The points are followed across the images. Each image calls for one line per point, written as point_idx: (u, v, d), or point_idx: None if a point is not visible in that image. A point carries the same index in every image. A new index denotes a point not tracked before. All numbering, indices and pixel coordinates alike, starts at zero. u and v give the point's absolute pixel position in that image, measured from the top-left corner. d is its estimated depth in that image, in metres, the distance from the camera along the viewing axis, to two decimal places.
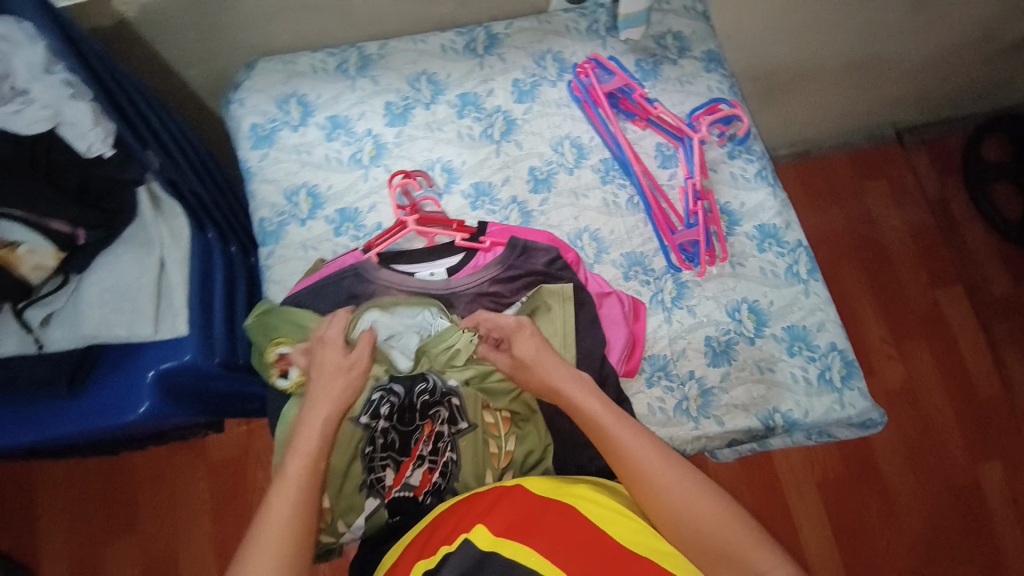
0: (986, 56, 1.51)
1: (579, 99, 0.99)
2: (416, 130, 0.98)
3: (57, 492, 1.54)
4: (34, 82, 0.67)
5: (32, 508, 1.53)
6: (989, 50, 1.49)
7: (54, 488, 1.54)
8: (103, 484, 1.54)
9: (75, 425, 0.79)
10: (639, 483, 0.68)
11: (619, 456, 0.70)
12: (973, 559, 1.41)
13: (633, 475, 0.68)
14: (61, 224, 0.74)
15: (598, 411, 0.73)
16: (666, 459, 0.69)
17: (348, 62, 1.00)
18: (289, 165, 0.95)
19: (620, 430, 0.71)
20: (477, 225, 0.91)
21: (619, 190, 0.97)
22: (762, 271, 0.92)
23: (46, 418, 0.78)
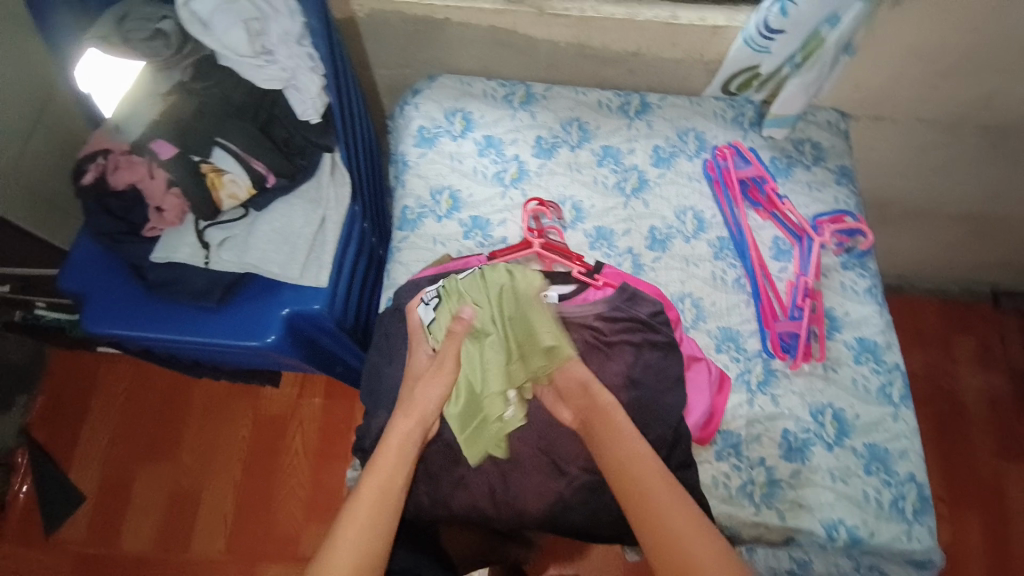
0: None
1: (710, 178, 1.06)
2: (557, 167, 1.08)
3: (118, 401, 1.67)
4: (282, 46, 0.80)
5: (92, 409, 1.66)
6: None
7: (116, 396, 1.67)
8: (161, 408, 1.66)
9: (205, 336, 0.86)
10: (660, 524, 0.68)
11: (646, 491, 0.71)
12: None
13: (653, 513, 0.69)
14: (260, 166, 0.85)
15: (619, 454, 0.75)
16: (686, 507, 0.70)
17: (515, 95, 1.12)
18: (441, 168, 1.06)
19: (649, 469, 0.73)
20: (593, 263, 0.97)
21: (728, 268, 1.01)
22: (853, 383, 0.94)
23: (184, 323, 0.86)
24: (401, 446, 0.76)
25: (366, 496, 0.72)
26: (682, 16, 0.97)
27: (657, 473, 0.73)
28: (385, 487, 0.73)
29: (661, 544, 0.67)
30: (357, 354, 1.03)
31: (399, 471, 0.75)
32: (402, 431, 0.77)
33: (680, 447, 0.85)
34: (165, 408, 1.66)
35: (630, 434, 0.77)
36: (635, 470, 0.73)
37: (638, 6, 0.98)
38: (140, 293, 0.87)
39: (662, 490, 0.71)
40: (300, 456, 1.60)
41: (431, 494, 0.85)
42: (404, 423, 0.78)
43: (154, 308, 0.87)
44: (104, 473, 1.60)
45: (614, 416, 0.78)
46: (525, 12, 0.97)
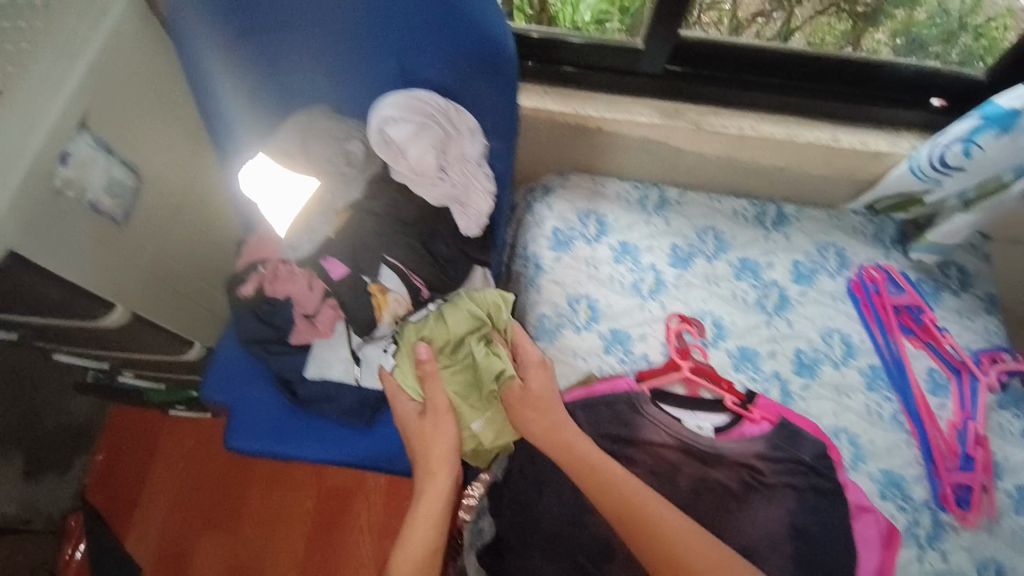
0: None
1: (856, 299, 1.02)
2: (695, 279, 1.04)
3: (175, 462, 1.58)
4: (459, 166, 0.78)
5: (147, 469, 1.57)
6: None
7: (174, 456, 1.58)
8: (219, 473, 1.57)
9: (347, 458, 0.82)
10: (673, 544, 0.68)
11: (642, 507, 0.70)
12: None
13: (665, 532, 0.68)
14: (420, 282, 0.80)
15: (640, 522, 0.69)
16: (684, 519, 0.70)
17: (649, 199, 1.09)
18: (577, 274, 1.02)
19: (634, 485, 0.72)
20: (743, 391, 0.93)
21: (883, 400, 0.96)
22: (1015, 536, 0.89)
23: (327, 441, 0.82)
24: (431, 525, 0.72)
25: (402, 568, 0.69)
26: (845, 140, 0.94)
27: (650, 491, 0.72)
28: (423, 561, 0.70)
29: (673, 570, 0.66)
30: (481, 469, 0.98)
31: (430, 543, 0.71)
32: (431, 498, 0.73)
33: None
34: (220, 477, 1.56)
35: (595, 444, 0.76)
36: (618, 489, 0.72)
37: (799, 126, 0.95)
38: (285, 406, 0.84)
39: (659, 508, 0.70)
40: (362, 533, 1.52)
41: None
42: (432, 486, 0.74)
43: (298, 425, 0.83)
44: (159, 542, 1.52)
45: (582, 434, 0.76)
46: (684, 127, 0.94)
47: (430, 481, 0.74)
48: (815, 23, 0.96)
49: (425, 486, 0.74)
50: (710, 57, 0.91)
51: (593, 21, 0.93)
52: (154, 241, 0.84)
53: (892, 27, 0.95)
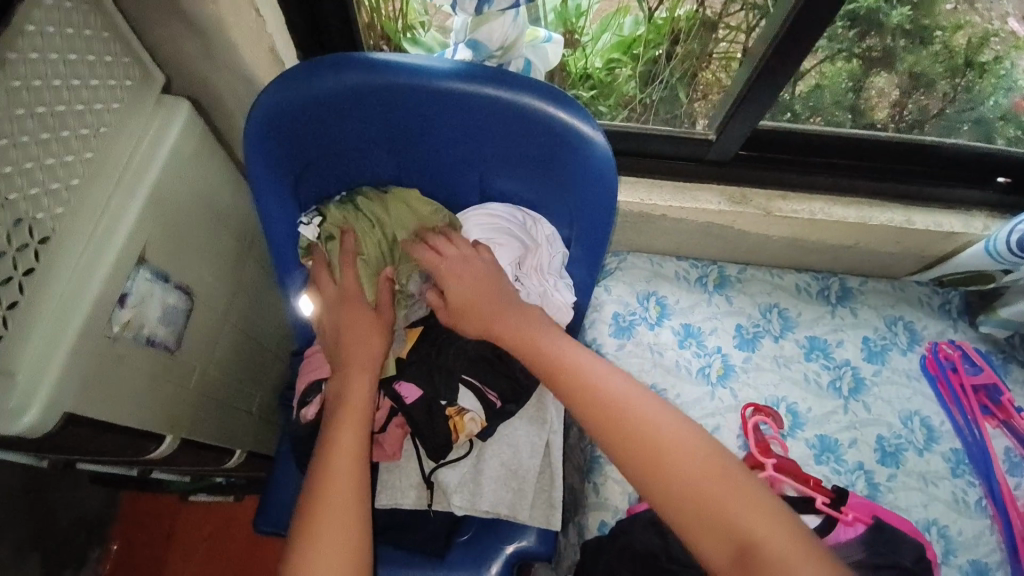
0: None
1: (931, 376, 0.99)
2: (763, 361, 1.00)
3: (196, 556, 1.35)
4: (537, 275, 0.75)
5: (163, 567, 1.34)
6: None
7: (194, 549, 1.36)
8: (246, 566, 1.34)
9: None
10: (719, 502, 0.57)
11: (679, 474, 0.59)
12: None
13: (708, 496, 0.58)
14: (494, 395, 0.74)
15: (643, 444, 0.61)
16: (725, 469, 0.59)
17: (708, 277, 1.06)
18: (643, 362, 0.97)
19: (664, 440, 0.61)
20: (834, 489, 0.86)
21: (968, 487, 0.92)
22: None
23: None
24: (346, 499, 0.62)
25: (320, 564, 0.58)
26: (917, 221, 0.93)
27: (683, 437, 0.61)
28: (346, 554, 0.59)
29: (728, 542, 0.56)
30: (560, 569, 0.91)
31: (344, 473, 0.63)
32: (345, 469, 0.63)
33: None
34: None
35: (616, 384, 0.65)
36: (647, 438, 0.61)
37: (868, 208, 0.94)
38: None
39: (690, 458, 0.60)
40: None
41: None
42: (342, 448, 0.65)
43: None
44: None
45: (592, 387, 0.65)
46: (754, 213, 0.93)
47: (337, 409, 0.67)
48: (823, 66, 0.89)
49: (336, 415, 0.67)
50: (775, 141, 0.91)
51: (604, 68, 0.91)
52: (204, 361, 0.79)
53: (898, 69, 0.91)
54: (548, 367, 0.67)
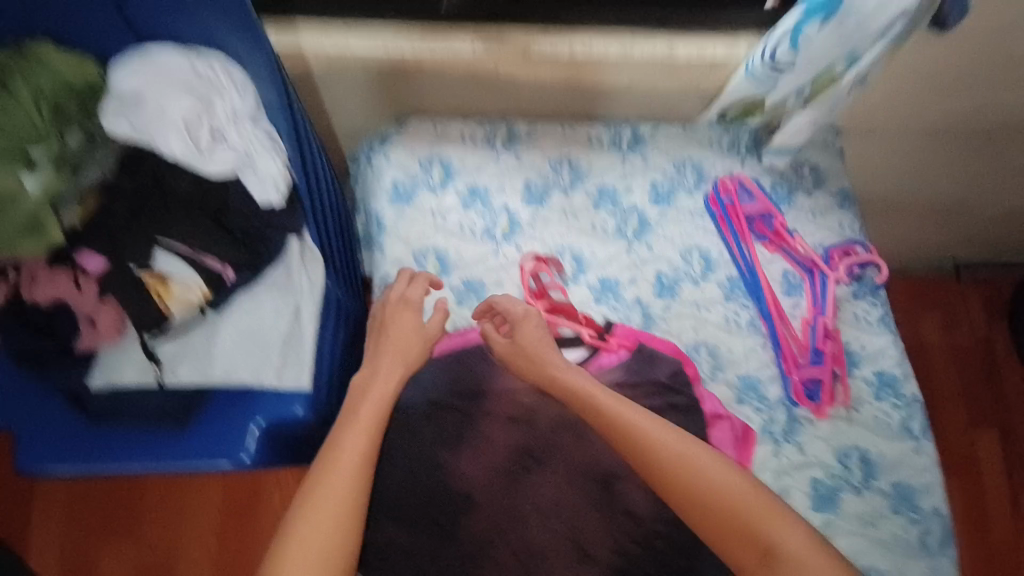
0: None
1: (713, 213, 1.01)
2: (551, 215, 0.99)
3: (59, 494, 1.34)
4: (231, 126, 0.70)
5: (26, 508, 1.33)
6: None
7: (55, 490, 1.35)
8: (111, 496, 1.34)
9: (168, 464, 0.75)
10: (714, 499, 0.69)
11: (679, 479, 0.71)
12: None
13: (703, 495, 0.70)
14: (212, 260, 0.74)
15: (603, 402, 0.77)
16: (754, 486, 0.70)
17: (497, 135, 1.02)
18: (424, 227, 0.96)
19: (712, 463, 0.72)
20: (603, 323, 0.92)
21: (740, 309, 0.97)
22: (876, 422, 0.91)
23: (141, 452, 0.75)
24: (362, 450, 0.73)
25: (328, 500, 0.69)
26: (682, 50, 0.90)
27: (711, 463, 0.72)
28: (350, 498, 0.70)
29: (748, 537, 0.67)
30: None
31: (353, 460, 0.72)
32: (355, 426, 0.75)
33: None
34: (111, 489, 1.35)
35: (616, 405, 0.77)
36: (652, 449, 0.73)
37: (634, 40, 0.89)
38: (82, 423, 0.76)
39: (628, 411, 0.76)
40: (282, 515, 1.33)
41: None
42: (362, 406, 0.76)
43: (102, 439, 0.75)
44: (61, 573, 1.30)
45: (599, 404, 0.77)
46: (510, 52, 0.89)
47: (364, 397, 0.78)
48: None
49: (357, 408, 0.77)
50: None
51: None
52: None
53: None
54: (539, 370, 0.82)
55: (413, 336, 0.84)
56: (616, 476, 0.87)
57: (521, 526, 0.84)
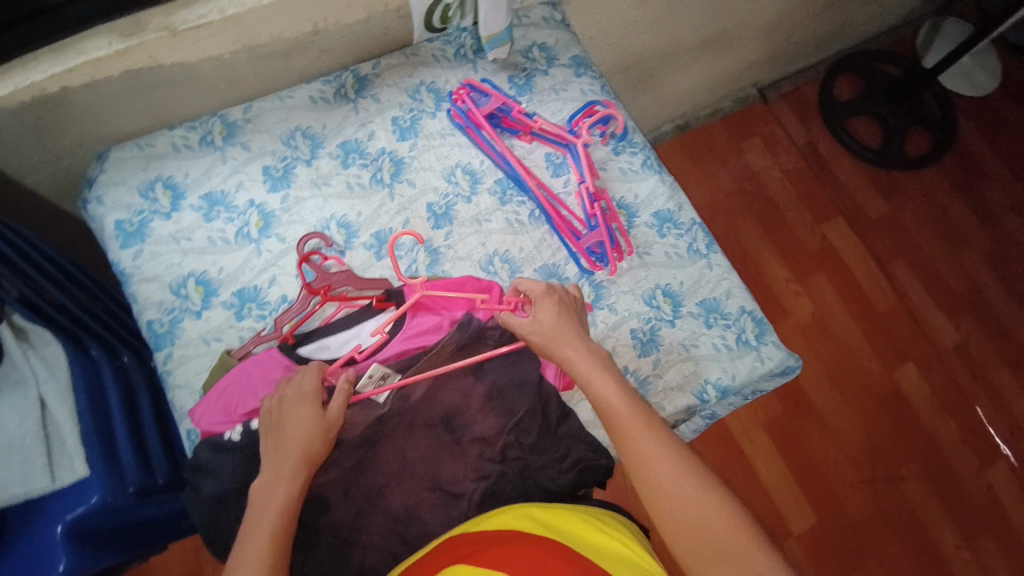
0: (821, 22, 1.86)
1: (460, 126, 1.00)
2: (302, 191, 0.94)
3: None
4: None
5: None
6: (828, 19, 1.87)
7: None
8: None
9: None
10: (708, 546, 0.64)
11: (679, 520, 0.66)
12: (906, 436, 1.78)
13: (703, 541, 0.64)
14: None
15: (611, 397, 0.75)
16: (737, 519, 0.65)
17: (212, 132, 0.94)
18: (170, 256, 0.89)
19: (707, 498, 0.67)
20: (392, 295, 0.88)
21: (518, 207, 0.98)
22: (667, 256, 0.98)
23: None
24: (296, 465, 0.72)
25: (269, 516, 0.68)
26: None
27: (704, 493, 0.67)
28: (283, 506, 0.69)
29: (720, 558, 0.64)
30: (175, 500, 0.90)
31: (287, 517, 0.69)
32: (290, 450, 0.73)
33: (552, 404, 0.87)
34: None
35: (644, 429, 0.72)
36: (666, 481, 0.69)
37: None
38: None
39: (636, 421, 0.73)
40: None
41: None
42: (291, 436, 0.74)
43: None
44: None
45: (631, 428, 0.72)
46: (156, 37, 0.81)
47: (271, 474, 0.71)
48: None
49: (268, 481, 0.71)
50: None
51: None
52: None
53: None
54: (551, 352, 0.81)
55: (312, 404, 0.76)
56: (455, 411, 0.85)
57: (377, 504, 0.79)
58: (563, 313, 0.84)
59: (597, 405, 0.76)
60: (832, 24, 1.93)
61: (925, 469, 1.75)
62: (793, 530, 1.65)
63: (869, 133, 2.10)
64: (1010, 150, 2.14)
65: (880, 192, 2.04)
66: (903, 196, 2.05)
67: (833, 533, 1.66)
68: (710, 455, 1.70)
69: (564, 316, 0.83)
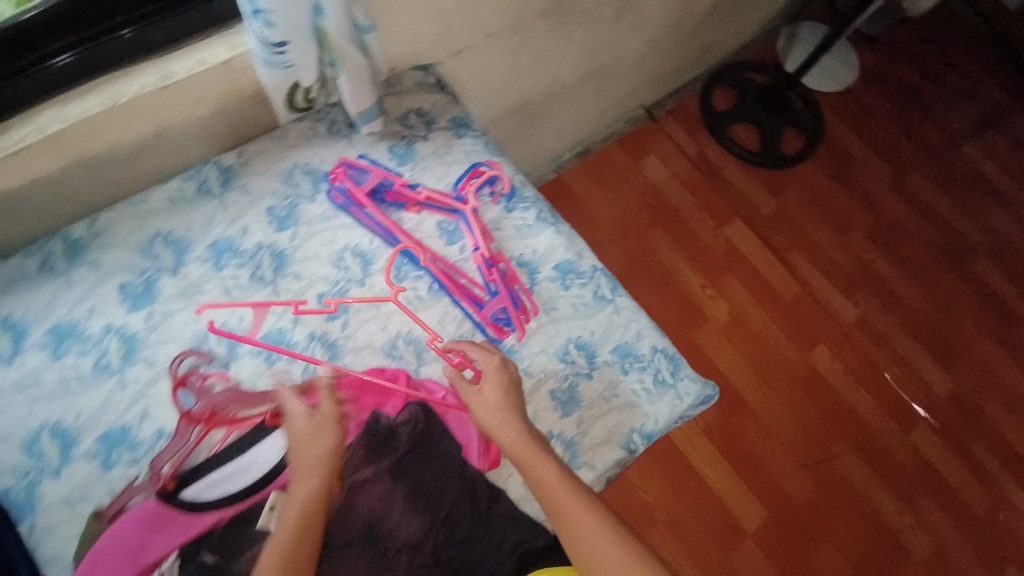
0: (690, 41, 1.98)
1: (342, 207, 0.95)
2: (170, 305, 0.85)
3: None
4: None
5: None
6: (696, 38, 1.99)
7: None
8: None
9: None
10: None
11: None
12: (833, 416, 1.88)
13: None
14: None
15: (552, 484, 0.73)
16: None
17: (55, 255, 0.84)
18: (15, 409, 0.78)
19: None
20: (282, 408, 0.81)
21: (416, 282, 0.94)
22: (574, 307, 0.97)
23: None
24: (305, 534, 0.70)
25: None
26: (175, 70, 0.80)
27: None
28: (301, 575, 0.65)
29: None
30: None
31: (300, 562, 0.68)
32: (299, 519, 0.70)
33: (480, 486, 0.82)
34: None
35: (591, 525, 0.70)
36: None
37: (113, 84, 0.79)
38: None
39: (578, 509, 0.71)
40: None
41: None
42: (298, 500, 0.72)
43: None
44: None
45: (572, 516, 0.71)
46: None
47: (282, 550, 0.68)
48: None
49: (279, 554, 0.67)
50: None
51: None
52: None
53: None
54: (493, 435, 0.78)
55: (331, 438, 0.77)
56: (377, 518, 0.79)
57: None
58: (508, 393, 0.81)
59: (539, 493, 0.74)
60: (700, 42, 2.05)
61: (853, 444, 1.85)
62: (748, 530, 1.69)
63: (749, 137, 2.24)
64: (877, 132, 2.33)
65: (769, 190, 2.18)
66: (788, 190, 2.20)
67: (784, 525, 1.72)
68: (658, 473, 1.72)
69: (509, 396, 0.81)
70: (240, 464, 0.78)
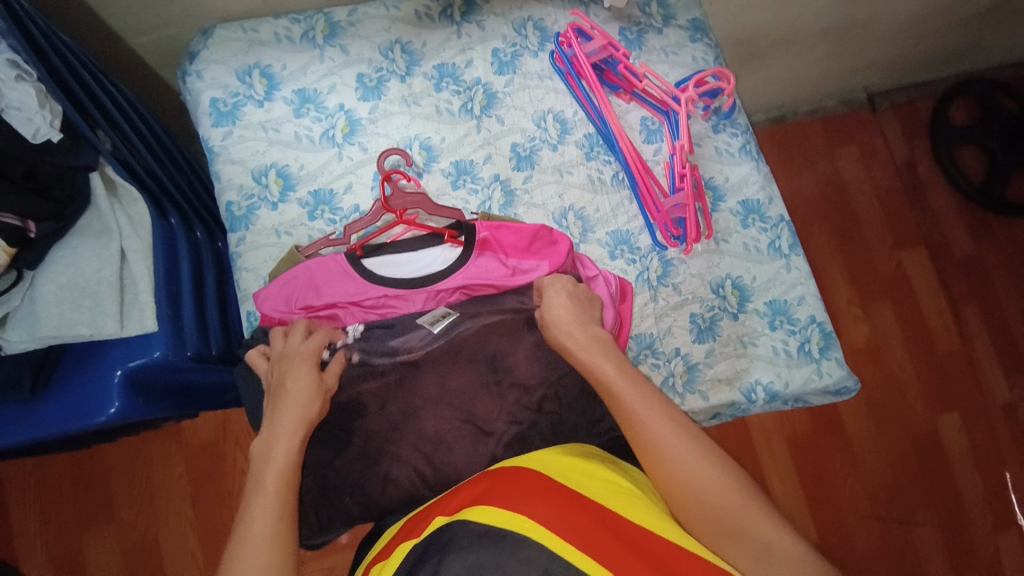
0: (960, 31, 1.69)
1: (561, 72, 0.96)
2: (392, 106, 0.93)
3: (26, 495, 1.29)
4: None
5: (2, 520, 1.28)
6: (969, 29, 1.69)
7: (24, 491, 1.29)
8: (75, 488, 1.29)
9: (50, 425, 0.79)
10: (717, 522, 0.62)
11: (689, 492, 0.64)
12: (932, 487, 1.71)
13: (711, 518, 0.62)
14: (9, 217, 0.70)
15: (611, 376, 0.72)
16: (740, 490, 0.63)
17: (315, 29, 0.93)
18: (256, 143, 0.90)
19: (712, 474, 0.64)
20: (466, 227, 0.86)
21: (603, 166, 0.95)
22: (745, 248, 0.94)
23: (17, 422, 0.78)
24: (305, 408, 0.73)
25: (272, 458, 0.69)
26: None
27: (700, 467, 0.64)
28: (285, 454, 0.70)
29: (730, 536, 0.61)
30: (222, 375, 0.95)
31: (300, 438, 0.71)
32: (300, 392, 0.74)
33: None
34: (73, 480, 1.30)
35: (652, 411, 0.68)
36: (685, 472, 0.64)
37: None
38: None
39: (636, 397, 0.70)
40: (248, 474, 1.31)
41: (379, 507, 0.81)
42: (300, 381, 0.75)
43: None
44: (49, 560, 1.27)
45: (625, 399, 0.70)
46: None
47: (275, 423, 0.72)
48: None
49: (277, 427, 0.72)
50: None
51: None
52: None
53: None
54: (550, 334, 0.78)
55: (309, 397, 0.74)
56: (501, 352, 0.84)
57: (412, 424, 0.81)
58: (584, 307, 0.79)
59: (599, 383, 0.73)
60: (971, 37, 1.74)
61: (939, 525, 1.69)
62: None
63: (976, 167, 1.93)
64: None
65: (972, 232, 1.90)
66: (994, 239, 1.90)
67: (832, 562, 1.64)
68: None
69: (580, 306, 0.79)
70: (412, 263, 0.86)
